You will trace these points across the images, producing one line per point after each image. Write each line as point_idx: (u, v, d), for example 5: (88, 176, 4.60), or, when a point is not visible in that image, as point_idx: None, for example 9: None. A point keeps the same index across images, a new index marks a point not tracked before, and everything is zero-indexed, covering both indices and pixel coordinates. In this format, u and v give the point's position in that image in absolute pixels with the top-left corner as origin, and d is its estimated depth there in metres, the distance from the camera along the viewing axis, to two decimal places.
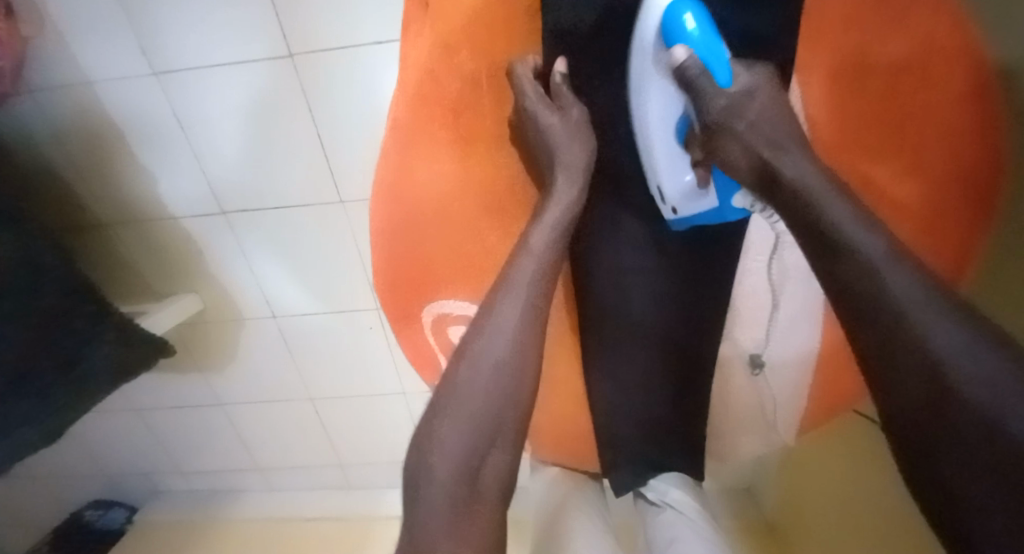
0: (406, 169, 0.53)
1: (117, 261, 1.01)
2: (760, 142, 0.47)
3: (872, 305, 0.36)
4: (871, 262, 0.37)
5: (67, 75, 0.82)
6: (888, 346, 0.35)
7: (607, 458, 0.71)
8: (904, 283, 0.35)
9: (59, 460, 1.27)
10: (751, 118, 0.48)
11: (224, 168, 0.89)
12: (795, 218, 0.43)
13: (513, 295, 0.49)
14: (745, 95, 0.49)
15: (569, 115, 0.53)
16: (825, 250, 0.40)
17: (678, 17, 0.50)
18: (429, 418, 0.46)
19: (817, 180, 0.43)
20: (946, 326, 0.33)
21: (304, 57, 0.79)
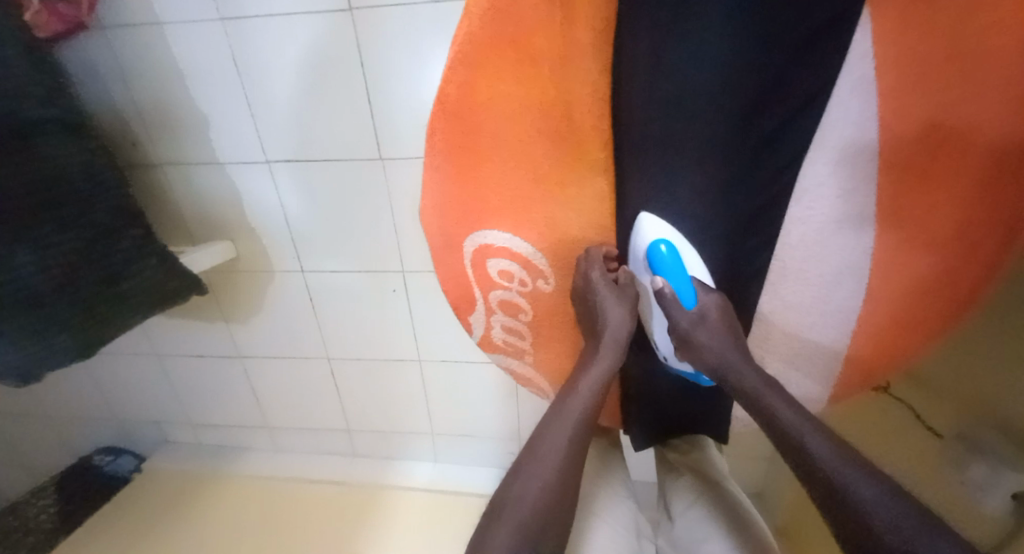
0: (471, 87, 0.54)
1: (160, 202, 1.03)
2: (711, 362, 0.54)
3: (816, 480, 0.45)
4: (803, 444, 0.46)
5: (138, 16, 0.86)
6: (826, 508, 0.44)
7: (631, 416, 0.71)
8: (871, 493, 0.41)
9: (75, 399, 1.28)
10: (705, 343, 0.54)
11: (273, 118, 0.92)
12: (740, 394, 0.52)
13: (557, 430, 0.54)
14: (700, 320, 0.55)
15: (626, 293, 0.59)
16: (781, 442, 0.48)
17: (656, 247, 0.56)
18: (484, 527, 0.49)
19: (789, 408, 0.49)
20: (905, 518, 0.40)
21: (364, 12, 0.81)
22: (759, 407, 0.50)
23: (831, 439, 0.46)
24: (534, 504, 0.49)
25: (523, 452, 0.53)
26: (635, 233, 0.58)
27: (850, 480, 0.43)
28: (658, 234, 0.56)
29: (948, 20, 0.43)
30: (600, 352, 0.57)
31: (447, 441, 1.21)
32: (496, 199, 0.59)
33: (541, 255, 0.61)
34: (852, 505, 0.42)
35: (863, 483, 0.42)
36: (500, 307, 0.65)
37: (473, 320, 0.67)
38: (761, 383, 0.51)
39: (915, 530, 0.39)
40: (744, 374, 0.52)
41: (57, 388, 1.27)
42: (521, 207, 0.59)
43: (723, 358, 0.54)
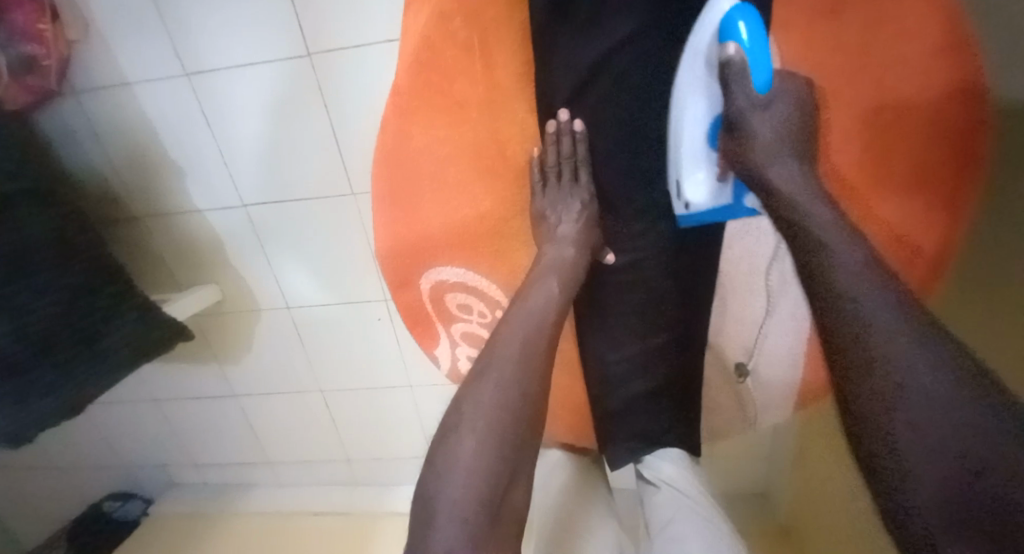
0: (404, 134, 0.58)
1: (145, 252, 1.06)
2: (762, 160, 0.52)
3: (857, 353, 0.41)
4: (832, 262, 0.45)
5: (106, 79, 0.89)
6: (853, 361, 0.42)
7: (603, 432, 0.75)
8: (890, 318, 0.41)
9: (79, 449, 1.31)
10: (758, 128, 0.53)
11: (244, 162, 0.94)
12: (790, 229, 0.50)
13: (511, 332, 0.54)
14: (768, 103, 0.53)
15: (571, 214, 0.62)
16: (810, 264, 0.47)
17: (733, 24, 0.52)
18: (443, 435, 0.50)
19: (824, 214, 0.48)
20: (922, 361, 0.38)
21: (321, 57, 0.83)
22: (819, 254, 0.46)
23: (905, 306, 0.41)
24: (496, 403, 0.50)
25: (480, 358, 0.54)
26: (708, 7, 0.54)
27: (903, 353, 0.39)
28: (734, 7, 0.52)
29: (867, 18, 0.55)
30: (544, 271, 0.58)
31: None
32: (442, 238, 0.63)
33: (495, 286, 0.65)
34: (899, 383, 0.39)
35: (881, 305, 0.42)
36: (464, 338, 0.67)
37: (438, 354, 0.69)
38: (808, 194, 0.50)
39: (964, 413, 0.36)
40: (795, 200, 0.50)
41: (60, 440, 1.30)
42: (469, 243, 0.64)
43: (775, 152, 0.52)
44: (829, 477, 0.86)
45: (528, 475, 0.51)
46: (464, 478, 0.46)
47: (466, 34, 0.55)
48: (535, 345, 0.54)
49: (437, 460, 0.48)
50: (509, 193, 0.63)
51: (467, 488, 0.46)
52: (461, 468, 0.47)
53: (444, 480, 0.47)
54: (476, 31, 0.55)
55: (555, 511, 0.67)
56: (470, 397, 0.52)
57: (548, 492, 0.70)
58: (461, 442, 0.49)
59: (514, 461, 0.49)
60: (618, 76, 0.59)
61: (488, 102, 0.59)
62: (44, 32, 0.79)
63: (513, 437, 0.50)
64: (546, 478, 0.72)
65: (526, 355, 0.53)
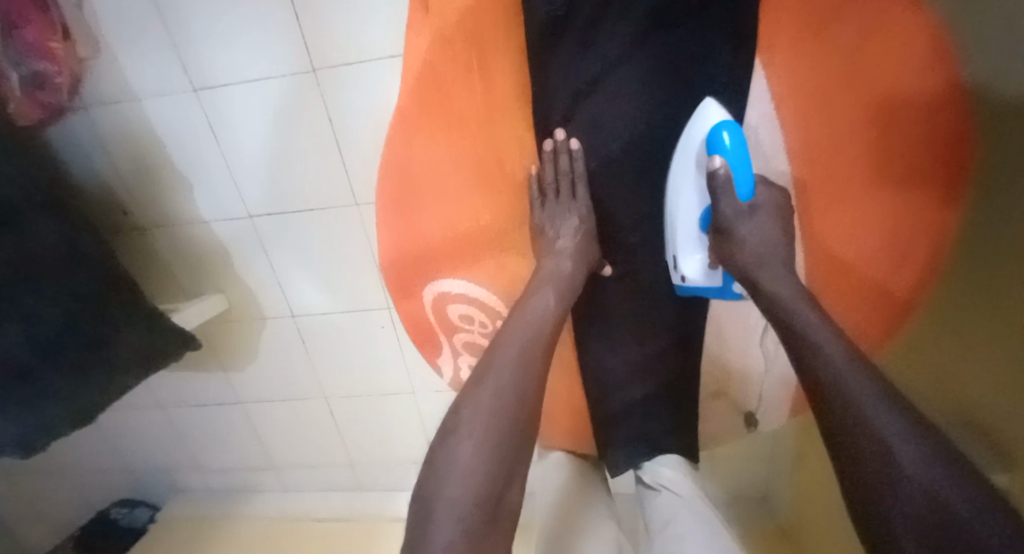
0: (406, 151, 0.60)
1: (153, 262, 1.08)
2: (750, 261, 0.58)
3: (850, 425, 0.46)
4: (818, 353, 0.51)
5: (116, 95, 0.91)
6: (846, 438, 0.46)
7: (603, 438, 0.77)
8: (871, 400, 0.46)
9: (87, 455, 1.33)
10: (745, 234, 0.58)
11: (249, 174, 0.96)
12: (781, 321, 0.55)
13: (512, 339, 0.57)
14: (751, 212, 0.59)
15: (569, 228, 0.63)
16: (799, 353, 0.52)
17: (717, 134, 0.56)
18: (443, 436, 0.53)
19: (798, 297, 0.55)
20: (907, 444, 0.44)
21: (325, 72, 0.85)
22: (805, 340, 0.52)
23: (881, 387, 0.47)
24: (495, 408, 0.53)
25: (481, 363, 0.57)
26: (697, 116, 0.58)
27: (882, 420, 0.45)
28: (721, 119, 0.56)
29: (850, 34, 0.54)
30: (543, 283, 0.61)
31: None
32: (445, 249, 0.65)
33: (495, 297, 0.67)
34: (887, 448, 0.44)
35: (863, 391, 0.47)
36: (465, 348, 0.69)
37: (441, 362, 0.71)
38: (797, 294, 0.55)
39: (936, 471, 0.42)
40: (786, 298, 0.55)
41: (70, 446, 1.32)
42: (470, 254, 0.65)
43: (764, 255, 0.58)
44: (829, 480, 0.87)
45: (524, 471, 0.55)
46: (462, 474, 0.50)
47: (466, 56, 0.57)
48: (534, 350, 0.57)
49: (437, 462, 0.52)
50: (509, 206, 0.65)
51: (465, 487, 0.49)
52: (461, 467, 0.50)
53: (444, 477, 0.51)
54: (475, 53, 0.57)
55: (555, 512, 0.69)
56: (470, 399, 0.55)
57: (547, 494, 0.72)
58: (461, 444, 0.52)
59: (511, 463, 0.53)
60: (614, 93, 0.60)
61: (488, 119, 0.61)
62: (55, 49, 0.82)
63: (511, 440, 0.53)
64: (547, 478, 0.74)
65: (525, 359, 0.56)
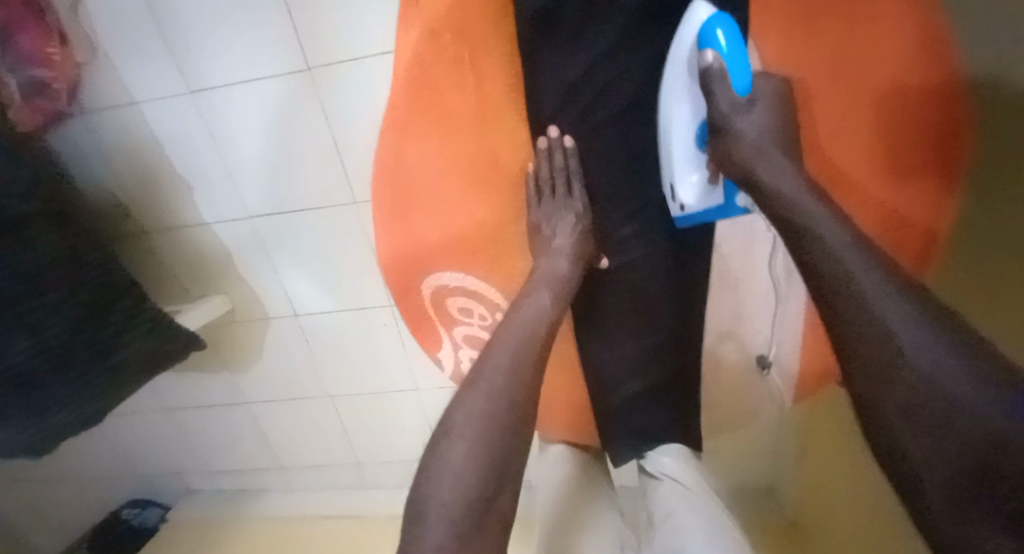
0: (402, 148, 0.60)
1: (155, 265, 1.08)
2: (748, 157, 0.54)
3: (862, 336, 0.42)
4: (822, 241, 0.47)
5: (114, 99, 0.91)
6: (855, 330, 0.43)
7: (605, 428, 0.77)
8: (874, 283, 0.43)
9: (97, 459, 1.34)
10: (743, 129, 0.55)
11: (248, 174, 0.96)
12: (790, 229, 0.51)
13: (505, 341, 0.56)
14: (748, 106, 0.55)
15: (565, 226, 0.63)
16: (803, 246, 0.49)
17: (711, 32, 0.54)
18: (435, 442, 0.51)
19: (800, 190, 0.51)
20: (912, 327, 0.40)
21: (320, 70, 0.85)
22: (814, 240, 0.48)
23: (890, 279, 0.43)
24: (488, 412, 0.51)
25: (476, 364, 0.57)
26: (684, 20, 0.56)
27: (897, 327, 0.40)
28: (712, 15, 0.54)
29: (841, 24, 0.57)
30: (537, 287, 0.60)
31: None
32: (442, 244, 0.65)
33: (494, 289, 0.67)
34: (901, 355, 0.39)
35: (868, 275, 0.44)
36: (466, 341, 0.69)
37: (442, 356, 0.71)
38: (800, 187, 0.52)
39: (953, 370, 0.36)
40: (796, 200, 0.51)
41: (80, 450, 1.33)
42: (467, 248, 0.65)
43: (765, 152, 0.54)
44: (833, 469, 0.86)
45: (518, 473, 0.52)
46: (457, 478, 0.48)
47: (456, 49, 0.56)
48: (525, 360, 0.55)
49: (430, 465, 0.49)
50: (506, 200, 0.65)
51: (457, 490, 0.47)
52: (454, 472, 0.48)
53: (436, 484, 0.48)
54: (467, 48, 0.57)
55: (558, 506, 0.68)
56: (460, 405, 0.53)
57: (548, 491, 0.72)
58: (453, 450, 0.49)
59: (506, 464, 0.51)
60: (606, 81, 0.60)
61: (481, 112, 0.60)
62: (53, 55, 0.83)
63: (505, 443, 0.51)
64: (548, 474, 0.74)
65: (516, 366, 0.54)
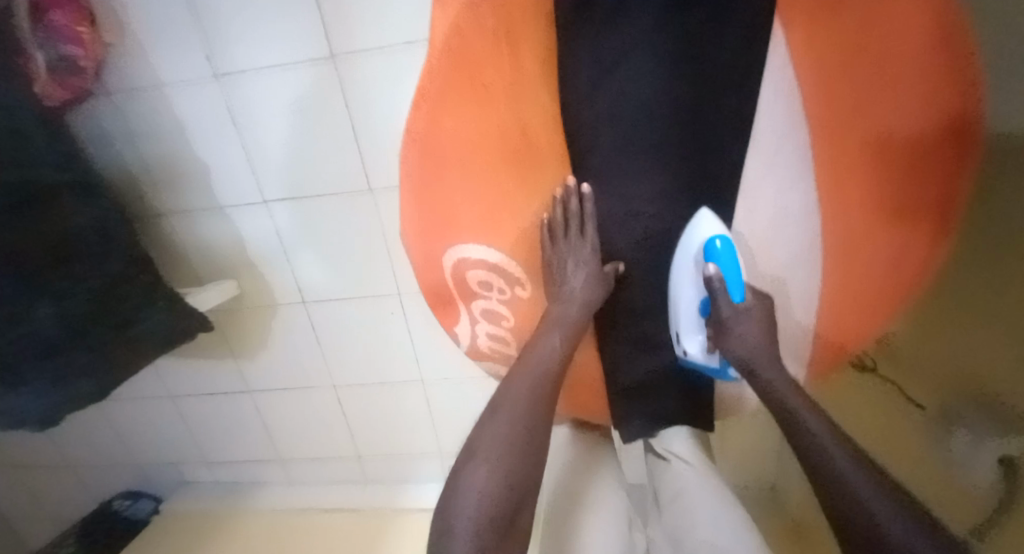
0: (435, 118, 0.61)
1: (168, 249, 1.09)
2: (745, 355, 0.62)
3: (836, 497, 0.50)
4: (805, 425, 0.55)
5: (140, 81, 0.93)
6: (835, 501, 0.49)
7: (619, 410, 0.78)
8: (847, 465, 0.50)
9: (93, 447, 1.33)
10: (738, 331, 0.62)
11: (267, 159, 0.98)
12: (778, 409, 0.58)
13: (523, 376, 0.60)
14: (741, 311, 0.62)
15: (581, 271, 0.65)
16: (791, 428, 0.56)
17: (713, 239, 0.62)
18: (462, 459, 0.54)
19: (785, 383, 0.59)
20: (878, 498, 0.47)
21: (344, 59, 0.87)
22: (797, 428, 0.56)
23: (852, 451, 0.52)
24: (509, 433, 0.55)
25: (489, 404, 0.59)
26: (694, 227, 0.64)
27: (857, 485, 0.49)
28: (716, 231, 0.62)
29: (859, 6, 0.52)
30: (553, 326, 0.64)
31: (455, 458, 1.24)
32: (467, 215, 0.65)
33: (515, 264, 0.68)
34: (874, 518, 0.46)
35: (839, 453, 0.51)
36: (483, 316, 0.70)
37: (458, 331, 0.72)
38: (790, 385, 0.59)
39: (906, 528, 0.45)
40: (791, 406, 0.57)
41: (77, 437, 1.32)
42: (493, 222, 0.66)
43: (758, 359, 0.61)
44: None
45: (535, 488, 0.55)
46: (481, 488, 0.50)
47: (494, 25, 0.58)
48: (543, 391, 0.59)
49: (459, 476, 0.52)
50: (532, 178, 0.66)
51: (482, 502, 0.49)
52: (476, 486, 0.50)
53: (458, 498, 0.50)
54: (503, 23, 0.58)
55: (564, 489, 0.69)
56: (480, 432, 0.56)
57: (552, 474, 0.72)
58: (475, 463, 0.52)
59: (526, 474, 0.54)
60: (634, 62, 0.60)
61: (511, 85, 0.61)
62: (83, 34, 0.84)
63: (524, 463, 0.54)
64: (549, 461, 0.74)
65: (535, 396, 0.58)
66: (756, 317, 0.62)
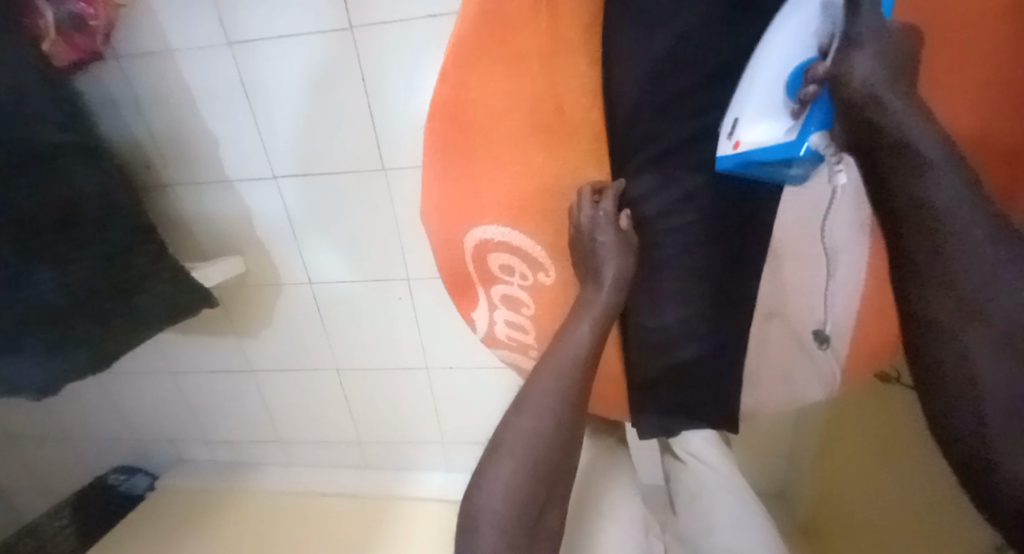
0: (463, 89, 0.56)
1: (173, 221, 1.06)
2: (866, 83, 0.41)
3: (942, 264, 0.39)
4: (916, 151, 0.40)
5: (150, 44, 0.90)
6: (923, 243, 0.40)
7: (637, 401, 0.69)
8: (958, 202, 0.38)
9: (91, 419, 1.31)
10: (869, 54, 0.41)
11: (279, 131, 0.94)
12: (874, 142, 0.43)
13: (549, 373, 0.55)
14: (885, 30, 0.42)
15: (609, 242, 0.56)
16: (884, 157, 0.42)
17: None
18: (488, 454, 0.54)
19: (908, 107, 0.41)
20: (986, 246, 0.37)
21: (363, 31, 0.84)
22: (927, 186, 0.40)
23: (988, 217, 0.38)
24: (536, 434, 0.53)
25: (513, 402, 0.56)
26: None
27: (969, 254, 0.37)
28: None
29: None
30: (587, 312, 0.57)
31: (457, 447, 1.21)
32: (490, 197, 0.59)
33: (539, 247, 0.61)
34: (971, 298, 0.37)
35: (950, 180, 0.39)
36: (502, 301, 0.66)
37: (476, 316, 0.69)
38: (912, 111, 0.41)
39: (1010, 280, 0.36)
40: (932, 159, 0.39)
41: (74, 409, 1.30)
42: (519, 204, 0.59)
43: (882, 91, 0.41)
44: (857, 480, 0.83)
45: (564, 488, 0.55)
46: (507, 484, 0.51)
47: None
48: (574, 389, 0.55)
49: (483, 471, 0.53)
50: (567, 156, 0.58)
51: (506, 499, 0.50)
52: (502, 483, 0.51)
53: (485, 491, 0.51)
54: None
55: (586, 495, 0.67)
56: (507, 427, 0.55)
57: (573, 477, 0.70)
58: (501, 458, 0.52)
59: (551, 470, 0.53)
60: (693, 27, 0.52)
61: (549, 53, 0.54)
62: None
63: (550, 461, 0.53)
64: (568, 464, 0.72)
65: (564, 397, 0.55)
66: (895, 35, 0.41)
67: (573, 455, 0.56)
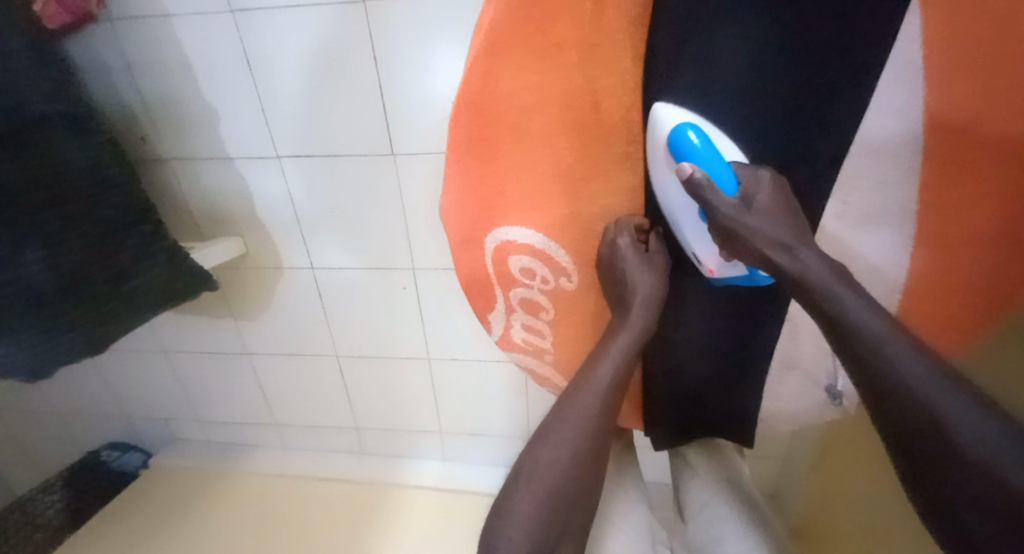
0: (491, 77, 0.53)
1: (170, 197, 1.02)
2: (767, 249, 0.46)
3: (924, 432, 0.38)
4: (853, 319, 0.43)
5: (148, 9, 0.85)
6: (901, 411, 0.40)
7: (653, 413, 0.68)
8: (910, 363, 0.40)
9: (82, 395, 1.28)
10: (754, 227, 0.47)
11: (283, 109, 0.90)
12: (816, 309, 0.45)
13: (579, 404, 0.54)
14: (749, 203, 0.48)
15: (653, 266, 0.57)
16: (829, 324, 0.44)
17: (682, 134, 0.49)
18: (511, 484, 0.52)
19: (823, 271, 0.45)
20: (950, 400, 0.38)
21: (377, 5, 0.79)
22: (873, 355, 0.41)
23: (940, 373, 0.39)
24: (565, 465, 0.51)
25: (538, 430, 0.54)
26: (651, 124, 0.51)
27: (942, 409, 0.38)
28: (680, 120, 0.49)
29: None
30: (618, 340, 0.55)
31: (456, 437, 1.20)
32: (516, 197, 0.57)
33: (563, 253, 0.60)
34: (964, 454, 0.37)
35: (896, 348, 0.41)
36: (521, 305, 0.64)
37: (492, 318, 0.67)
38: (831, 275, 0.45)
39: (985, 431, 0.36)
40: (869, 326, 0.42)
41: (64, 384, 1.27)
42: (544, 206, 0.57)
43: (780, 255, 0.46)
44: (850, 485, 0.83)
45: (579, 504, 0.52)
46: (529, 516, 0.49)
47: None
48: (603, 414, 0.54)
49: (506, 503, 0.50)
50: (600, 159, 0.55)
51: (530, 535, 0.48)
52: (527, 517, 0.49)
53: (506, 527, 0.49)
54: None
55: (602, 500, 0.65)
56: (536, 459, 0.52)
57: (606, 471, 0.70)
58: (527, 485, 0.50)
59: (571, 498, 0.51)
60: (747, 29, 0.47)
61: (589, 48, 0.51)
62: None
63: (572, 492, 0.51)
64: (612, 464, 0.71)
65: (592, 425, 0.53)
66: (760, 200, 0.47)
67: (592, 477, 0.54)
